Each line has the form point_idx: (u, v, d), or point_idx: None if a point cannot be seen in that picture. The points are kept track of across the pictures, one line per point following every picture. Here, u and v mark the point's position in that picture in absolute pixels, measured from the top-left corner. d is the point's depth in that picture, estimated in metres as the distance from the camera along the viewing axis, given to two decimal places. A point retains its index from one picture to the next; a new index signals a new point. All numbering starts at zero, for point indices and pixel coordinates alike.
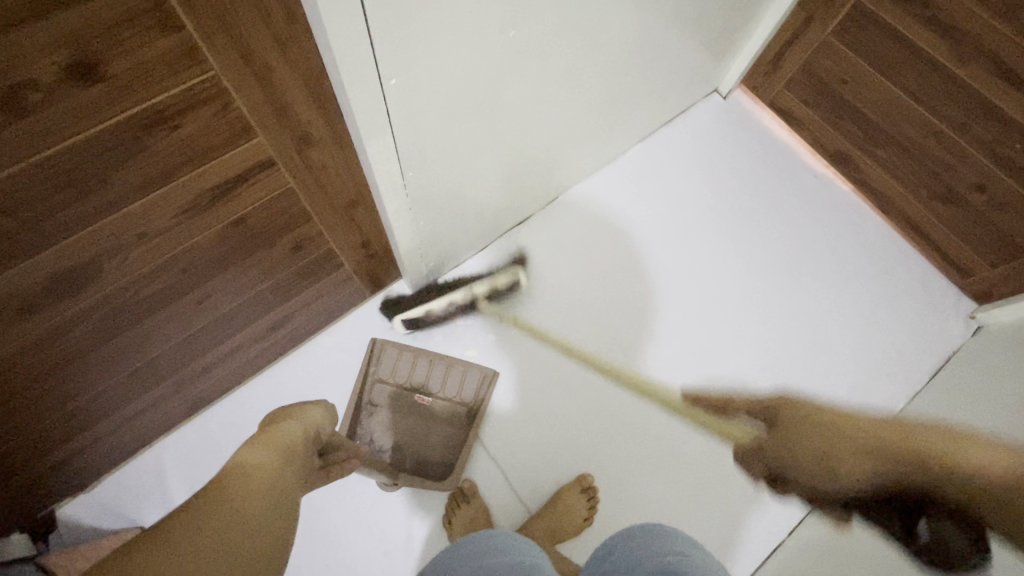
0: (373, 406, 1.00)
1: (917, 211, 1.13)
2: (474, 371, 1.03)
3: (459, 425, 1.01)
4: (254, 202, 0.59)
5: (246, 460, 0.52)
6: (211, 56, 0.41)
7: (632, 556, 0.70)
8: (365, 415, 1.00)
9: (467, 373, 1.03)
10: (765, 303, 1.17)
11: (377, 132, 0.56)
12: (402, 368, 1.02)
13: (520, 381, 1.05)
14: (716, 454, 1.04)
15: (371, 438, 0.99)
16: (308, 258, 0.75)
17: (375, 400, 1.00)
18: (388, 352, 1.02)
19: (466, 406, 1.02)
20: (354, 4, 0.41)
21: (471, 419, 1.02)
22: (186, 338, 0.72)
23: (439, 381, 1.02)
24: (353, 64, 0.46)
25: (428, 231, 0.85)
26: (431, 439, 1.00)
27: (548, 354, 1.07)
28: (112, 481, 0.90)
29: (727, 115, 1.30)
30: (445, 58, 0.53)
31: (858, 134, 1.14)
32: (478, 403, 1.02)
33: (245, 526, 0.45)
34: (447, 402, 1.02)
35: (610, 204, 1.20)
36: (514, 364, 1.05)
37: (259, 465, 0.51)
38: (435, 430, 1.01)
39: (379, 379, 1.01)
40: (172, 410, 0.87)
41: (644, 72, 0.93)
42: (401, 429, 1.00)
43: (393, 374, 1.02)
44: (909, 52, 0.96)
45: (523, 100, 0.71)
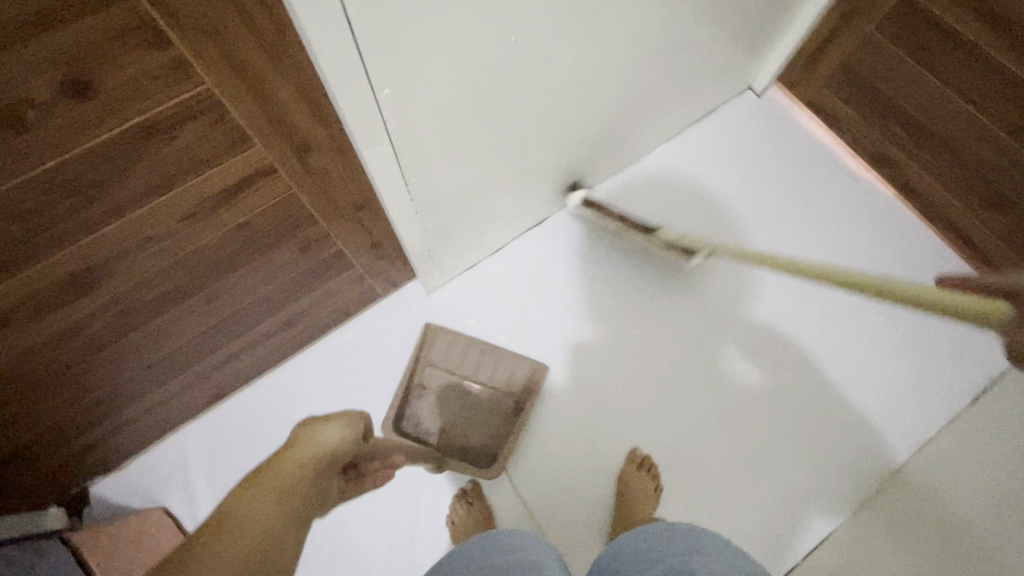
0: (422, 388, 1.01)
1: (964, 218, 1.05)
2: (529, 366, 1.03)
3: (506, 416, 1.01)
4: (258, 208, 0.60)
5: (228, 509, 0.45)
6: (202, 70, 0.42)
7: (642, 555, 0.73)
8: (415, 399, 1.00)
9: (517, 366, 1.03)
10: (798, 316, 1.09)
11: (374, 142, 0.57)
12: (453, 355, 1.02)
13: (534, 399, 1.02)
14: (732, 470, 1.01)
15: (419, 422, 0.99)
16: (317, 258, 0.77)
17: (425, 384, 1.01)
18: (440, 339, 1.03)
19: (514, 398, 1.01)
20: (338, 18, 0.41)
21: (519, 410, 1.01)
22: (204, 332, 0.75)
23: (489, 372, 1.02)
24: (343, 76, 0.47)
25: (437, 233, 0.85)
26: (479, 427, 1.00)
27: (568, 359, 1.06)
28: (140, 463, 0.96)
29: (762, 114, 1.23)
30: (441, 66, 0.53)
31: (902, 136, 1.06)
32: (529, 395, 1.01)
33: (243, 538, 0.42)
34: (496, 392, 1.01)
35: (630, 208, 1.16)
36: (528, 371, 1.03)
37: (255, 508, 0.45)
38: (481, 418, 1.00)
39: (429, 364, 1.02)
40: (195, 399, 0.91)
41: (662, 73, 0.91)
42: (448, 415, 1.00)
43: (443, 360, 1.02)
44: (959, 47, 0.89)
45: (528, 105, 0.70)
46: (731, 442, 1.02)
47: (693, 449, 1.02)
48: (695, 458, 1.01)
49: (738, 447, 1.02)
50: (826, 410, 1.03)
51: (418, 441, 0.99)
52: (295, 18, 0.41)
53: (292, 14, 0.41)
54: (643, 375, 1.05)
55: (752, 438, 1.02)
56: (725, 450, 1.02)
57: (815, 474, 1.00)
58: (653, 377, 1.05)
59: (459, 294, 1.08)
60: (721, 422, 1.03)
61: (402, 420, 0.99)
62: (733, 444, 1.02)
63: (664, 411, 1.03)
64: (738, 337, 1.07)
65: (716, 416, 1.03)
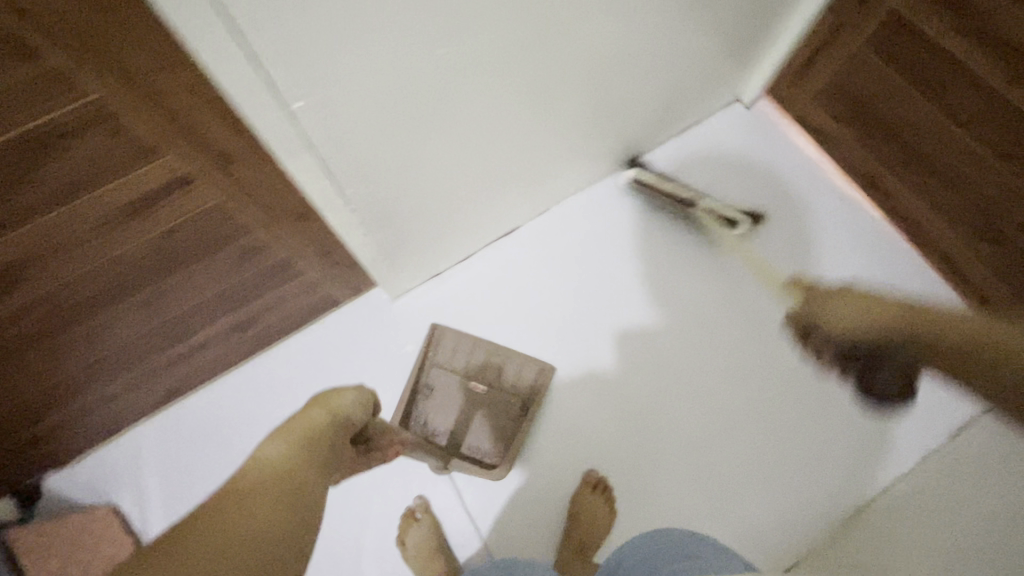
0: (429, 389, 0.99)
1: (955, 247, 0.99)
2: (540, 369, 1.00)
3: (509, 417, 0.99)
4: (182, 216, 0.60)
5: (262, 463, 0.58)
6: (89, 82, 0.42)
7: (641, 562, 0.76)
8: (421, 399, 0.99)
9: (524, 367, 1.00)
10: (765, 340, 1.05)
11: (293, 154, 0.54)
12: (460, 354, 1.01)
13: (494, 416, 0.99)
14: (693, 499, 0.97)
15: (428, 421, 0.98)
16: (260, 264, 0.75)
17: (431, 385, 1.00)
18: (446, 340, 1.01)
19: (520, 398, 1.00)
20: (222, 31, 0.40)
21: (525, 411, 0.99)
22: (145, 331, 0.76)
23: (498, 371, 1.00)
24: (243, 89, 0.45)
25: (389, 242, 0.83)
26: (487, 428, 0.98)
27: (542, 372, 1.00)
28: (92, 458, 0.96)
29: (750, 126, 1.17)
30: (360, 79, 0.50)
31: (893, 158, 1.00)
32: (534, 395, 1.00)
33: (262, 514, 0.52)
34: (503, 392, 0.99)
35: (606, 218, 1.10)
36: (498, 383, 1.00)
37: (276, 462, 0.58)
38: (488, 418, 0.98)
39: (435, 365, 1.00)
40: (145, 398, 0.91)
41: (635, 87, 0.86)
42: (459, 415, 0.98)
43: (449, 361, 1.01)
44: (951, 68, 0.82)
45: (474, 118, 0.67)
46: (695, 470, 0.98)
47: (652, 475, 0.98)
48: (654, 485, 0.98)
49: (702, 475, 0.98)
50: (792, 440, 1.00)
51: (425, 440, 0.98)
52: (176, 30, 0.39)
53: (171, 27, 0.39)
54: (609, 397, 1.01)
55: (713, 466, 0.99)
56: (688, 477, 0.98)
57: (778, 503, 0.97)
58: (618, 398, 1.01)
59: (424, 302, 1.05)
60: (685, 450, 0.99)
61: (409, 421, 0.98)
62: (693, 473, 0.98)
63: (628, 434, 1.00)
64: (707, 358, 1.04)
65: (681, 442, 1.00)
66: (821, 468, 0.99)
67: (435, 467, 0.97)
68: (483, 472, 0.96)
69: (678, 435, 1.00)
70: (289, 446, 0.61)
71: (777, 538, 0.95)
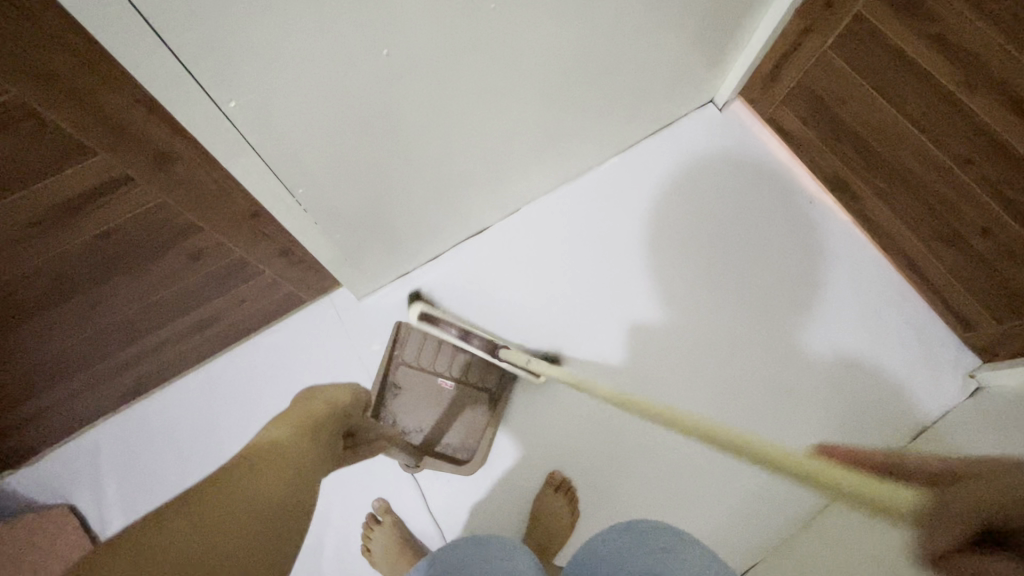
0: (397, 388, 0.99)
1: (917, 250, 1.00)
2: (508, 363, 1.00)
3: (478, 410, 0.99)
4: (124, 216, 0.59)
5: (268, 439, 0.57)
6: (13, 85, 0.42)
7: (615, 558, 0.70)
8: (390, 398, 0.99)
9: (490, 360, 1.00)
10: (732, 343, 1.05)
11: (233, 152, 0.54)
12: (426, 351, 1.00)
13: (465, 414, 0.99)
14: (656, 500, 0.97)
15: (397, 421, 0.98)
16: (214, 264, 0.74)
17: (399, 382, 1.00)
18: (411, 337, 1.01)
19: (487, 390, 0.99)
20: (139, 26, 0.40)
21: (494, 404, 0.99)
22: (96, 332, 0.75)
23: (465, 368, 1.00)
24: (168, 87, 0.45)
25: (348, 242, 0.82)
26: (455, 424, 0.99)
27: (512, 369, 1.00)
28: (50, 459, 0.95)
29: (719, 130, 1.15)
30: (293, 77, 0.50)
31: (858, 162, 1.00)
32: (502, 389, 0.99)
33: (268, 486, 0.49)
34: (469, 387, 1.00)
35: (576, 219, 1.09)
36: (464, 380, 1.00)
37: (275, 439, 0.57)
38: (456, 415, 0.99)
39: (402, 363, 1.00)
40: (103, 398, 0.90)
41: (597, 89, 0.85)
42: (428, 413, 0.99)
43: (416, 357, 1.00)
44: (911, 73, 0.82)
45: (424, 117, 0.66)
46: (658, 471, 0.98)
47: (614, 476, 0.98)
48: (617, 486, 0.98)
49: (665, 477, 0.98)
50: (754, 442, 1.00)
51: None
52: (91, 29, 0.39)
53: (80, 23, 0.39)
54: (574, 399, 1.01)
55: (677, 468, 0.99)
56: (650, 478, 0.98)
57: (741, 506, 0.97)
58: (584, 399, 1.01)
59: (391, 302, 1.04)
60: (649, 451, 0.99)
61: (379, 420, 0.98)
62: (655, 474, 0.98)
63: (592, 435, 1.00)
64: (673, 360, 1.04)
65: (645, 444, 0.99)
66: (787, 472, 0.98)
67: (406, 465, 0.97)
68: (452, 469, 0.97)
69: (642, 437, 1.00)
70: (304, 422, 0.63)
71: (739, 538, 0.95)
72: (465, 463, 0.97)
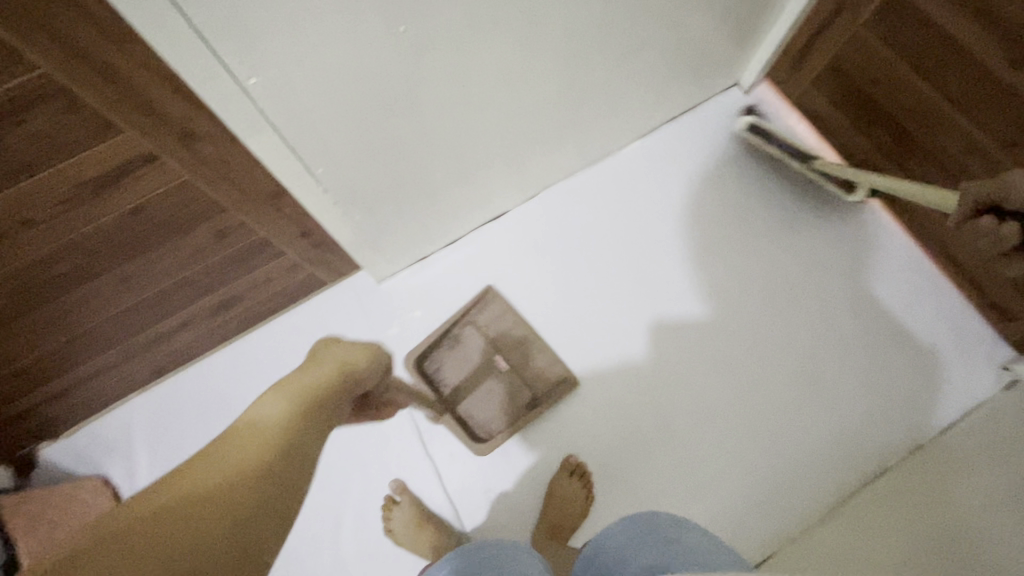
0: (457, 342, 1.01)
1: (951, 238, 0.96)
2: (557, 365, 1.00)
3: (519, 403, 0.99)
4: (150, 194, 0.61)
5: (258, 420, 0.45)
6: (44, 63, 0.43)
7: (626, 549, 0.69)
8: (445, 346, 1.01)
9: (549, 366, 1.00)
10: (753, 330, 1.02)
11: (253, 131, 0.55)
12: (500, 325, 1.02)
13: (500, 399, 0.99)
14: (670, 487, 0.96)
15: (439, 369, 1.00)
16: (237, 243, 0.76)
17: (463, 340, 1.01)
18: (495, 304, 1.03)
19: (532, 391, 0.99)
20: (162, 5, 0.41)
21: (531, 407, 0.99)
22: (126, 308, 0.77)
23: (523, 358, 1.01)
24: (192, 66, 0.46)
25: (366, 224, 0.83)
26: (488, 403, 0.99)
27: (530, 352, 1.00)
28: (84, 432, 0.99)
29: (745, 113, 1.12)
30: (314, 58, 0.51)
31: (890, 145, 0.96)
32: (545, 397, 0.99)
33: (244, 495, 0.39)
34: (517, 379, 1.00)
35: (596, 203, 1.08)
36: (507, 371, 1.00)
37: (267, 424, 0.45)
38: (494, 399, 0.99)
39: (473, 322, 1.02)
40: (134, 373, 0.94)
41: (619, 69, 0.84)
42: (468, 377, 1.00)
43: (488, 326, 1.02)
44: (950, 50, 0.78)
45: (442, 99, 0.66)
46: (675, 458, 0.97)
47: (630, 462, 0.98)
48: (633, 473, 0.97)
49: (681, 464, 0.97)
50: (775, 432, 0.98)
51: (430, 382, 1.00)
52: (119, 9, 0.41)
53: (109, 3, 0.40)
54: (591, 384, 1.00)
55: (693, 456, 0.97)
56: (666, 465, 0.97)
57: (759, 495, 0.95)
58: (601, 385, 1.01)
59: (411, 286, 1.05)
60: (666, 437, 0.98)
61: (424, 362, 1.00)
62: (671, 463, 0.97)
63: (608, 419, 0.99)
64: (690, 346, 1.02)
65: (662, 430, 0.98)
66: (808, 463, 0.96)
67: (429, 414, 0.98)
68: (466, 441, 0.97)
69: (658, 422, 0.99)
70: (300, 400, 0.48)
71: (756, 528, 0.94)
72: (474, 443, 0.97)
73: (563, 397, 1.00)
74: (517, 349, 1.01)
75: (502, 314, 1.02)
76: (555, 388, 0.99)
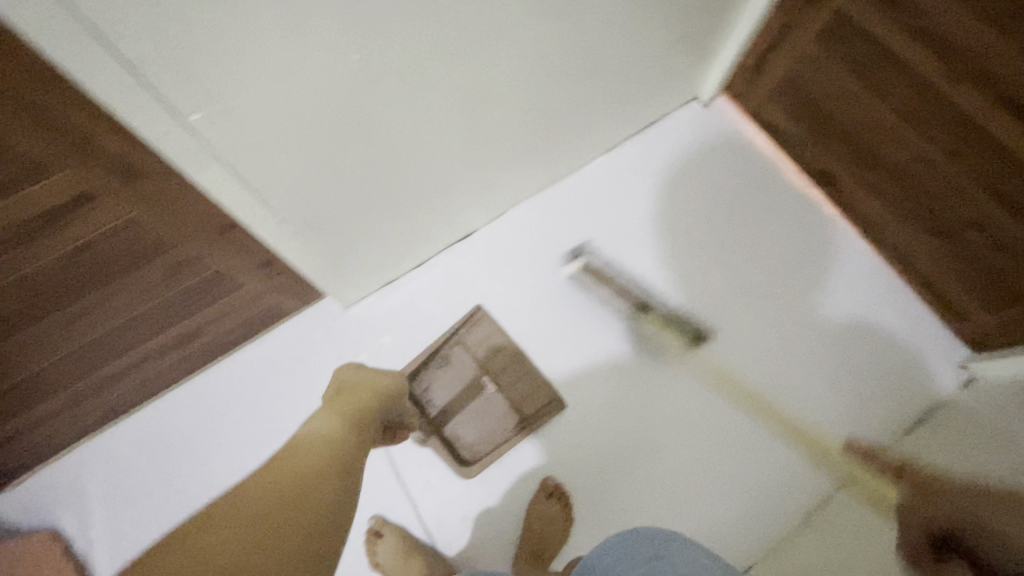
0: (446, 363, 0.99)
1: (907, 244, 0.99)
2: (542, 389, 0.99)
3: (507, 425, 0.97)
4: (91, 233, 0.58)
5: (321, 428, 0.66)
6: None
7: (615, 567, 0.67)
8: (433, 367, 0.99)
9: (535, 388, 0.99)
10: (724, 340, 1.04)
11: (199, 165, 0.53)
12: (489, 346, 1.00)
13: (483, 423, 0.97)
14: (649, 501, 0.96)
15: (427, 391, 0.98)
16: (190, 279, 0.72)
17: (452, 361, 0.99)
18: (485, 325, 1.01)
19: (520, 415, 0.98)
20: (88, 41, 0.38)
21: (519, 430, 0.97)
22: (70, 352, 0.73)
23: (512, 380, 0.99)
24: (126, 102, 0.44)
25: (329, 252, 0.80)
26: (475, 425, 0.97)
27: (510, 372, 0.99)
28: (31, 482, 0.93)
29: (706, 126, 1.14)
30: (261, 89, 0.49)
31: (844, 155, 0.99)
32: (533, 420, 0.98)
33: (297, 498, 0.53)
34: (506, 402, 0.98)
35: (565, 219, 1.08)
36: (496, 394, 0.98)
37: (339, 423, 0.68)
38: (482, 421, 0.97)
39: (462, 343, 1.00)
40: (84, 418, 0.89)
41: (579, 88, 0.84)
42: (455, 399, 0.98)
43: (478, 347, 1.00)
44: (895, 65, 0.81)
45: (400, 124, 0.65)
46: (653, 473, 0.97)
47: (609, 480, 0.97)
48: (612, 491, 0.97)
49: (659, 479, 0.97)
50: (749, 441, 0.99)
51: (417, 404, 0.98)
52: (39, 47, 0.38)
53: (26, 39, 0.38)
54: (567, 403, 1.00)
55: (670, 469, 0.97)
56: (645, 480, 0.97)
57: (737, 504, 0.96)
58: (576, 403, 1.00)
59: (381, 310, 1.02)
60: (643, 452, 0.98)
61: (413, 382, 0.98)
62: (649, 478, 0.97)
63: (585, 438, 0.98)
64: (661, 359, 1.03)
65: (639, 445, 0.98)
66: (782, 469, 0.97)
67: (415, 437, 0.97)
68: (451, 463, 0.96)
69: (634, 437, 0.98)
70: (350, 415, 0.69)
71: (735, 538, 0.94)
72: (457, 466, 0.96)
73: (552, 418, 0.98)
74: (507, 372, 0.99)
75: (489, 334, 1.01)
76: (546, 411, 0.98)
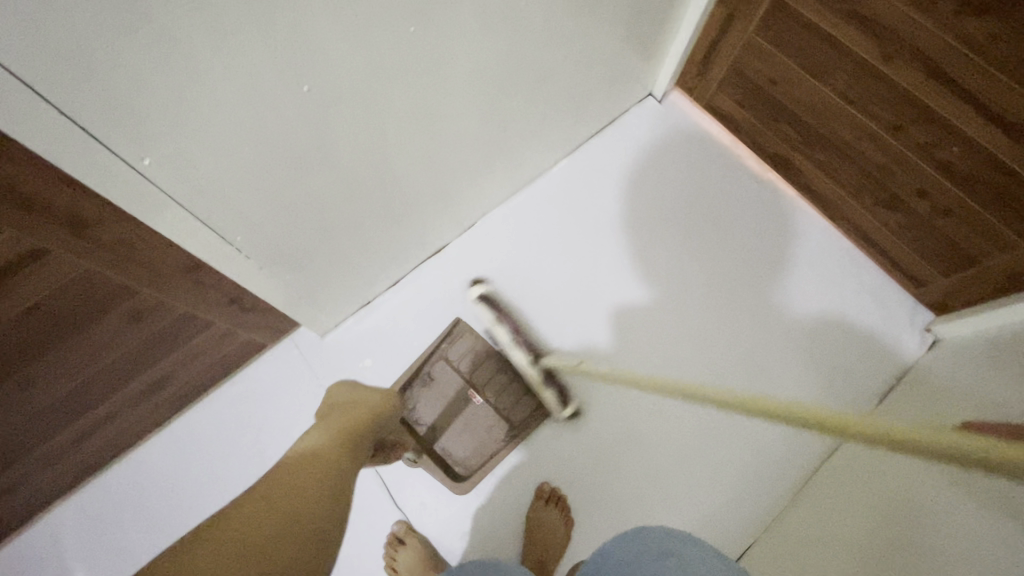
0: (430, 379, 0.98)
1: (862, 217, 1.03)
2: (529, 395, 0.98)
3: (497, 436, 0.96)
4: (47, 291, 0.56)
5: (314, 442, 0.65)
6: None
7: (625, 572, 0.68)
8: (418, 386, 0.98)
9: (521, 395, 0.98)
10: (699, 328, 1.06)
11: (155, 211, 0.52)
12: (471, 358, 0.98)
13: (472, 436, 0.97)
14: (643, 496, 0.97)
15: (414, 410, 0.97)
16: (157, 324, 0.70)
17: (435, 377, 0.98)
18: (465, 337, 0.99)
19: (509, 423, 0.97)
20: (25, 100, 0.37)
21: (510, 439, 0.96)
22: (32, 415, 0.70)
23: (499, 390, 0.97)
24: (72, 156, 0.43)
25: (298, 281, 0.79)
26: (465, 439, 0.96)
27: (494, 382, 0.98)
28: (9, 551, 0.89)
29: (662, 120, 1.16)
30: (210, 128, 0.48)
31: (795, 137, 1.03)
32: (522, 429, 0.97)
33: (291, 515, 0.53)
34: (494, 412, 0.97)
35: (534, 224, 1.09)
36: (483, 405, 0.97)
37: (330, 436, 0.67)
38: (471, 434, 0.97)
39: (443, 357, 0.98)
40: (57, 479, 0.85)
41: (532, 95, 0.85)
42: (444, 415, 0.97)
43: (460, 360, 0.98)
44: (831, 47, 0.85)
45: (356, 148, 0.64)
46: (644, 466, 0.98)
47: (602, 478, 0.98)
48: (606, 489, 0.97)
49: (651, 472, 0.98)
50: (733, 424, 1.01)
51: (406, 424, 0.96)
52: None
53: None
54: None
55: (660, 461, 0.98)
56: (637, 475, 0.98)
57: (729, 488, 0.97)
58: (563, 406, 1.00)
59: (359, 333, 1.01)
60: (634, 447, 0.99)
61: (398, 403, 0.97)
62: (642, 472, 0.98)
63: (575, 439, 0.99)
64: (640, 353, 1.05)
65: (629, 440, 0.99)
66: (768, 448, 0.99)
67: (406, 459, 0.95)
68: (445, 480, 0.95)
69: (623, 433, 0.99)
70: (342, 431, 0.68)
71: (730, 521, 0.96)
72: (452, 482, 0.95)
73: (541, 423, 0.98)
74: (491, 382, 0.98)
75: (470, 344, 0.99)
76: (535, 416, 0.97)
